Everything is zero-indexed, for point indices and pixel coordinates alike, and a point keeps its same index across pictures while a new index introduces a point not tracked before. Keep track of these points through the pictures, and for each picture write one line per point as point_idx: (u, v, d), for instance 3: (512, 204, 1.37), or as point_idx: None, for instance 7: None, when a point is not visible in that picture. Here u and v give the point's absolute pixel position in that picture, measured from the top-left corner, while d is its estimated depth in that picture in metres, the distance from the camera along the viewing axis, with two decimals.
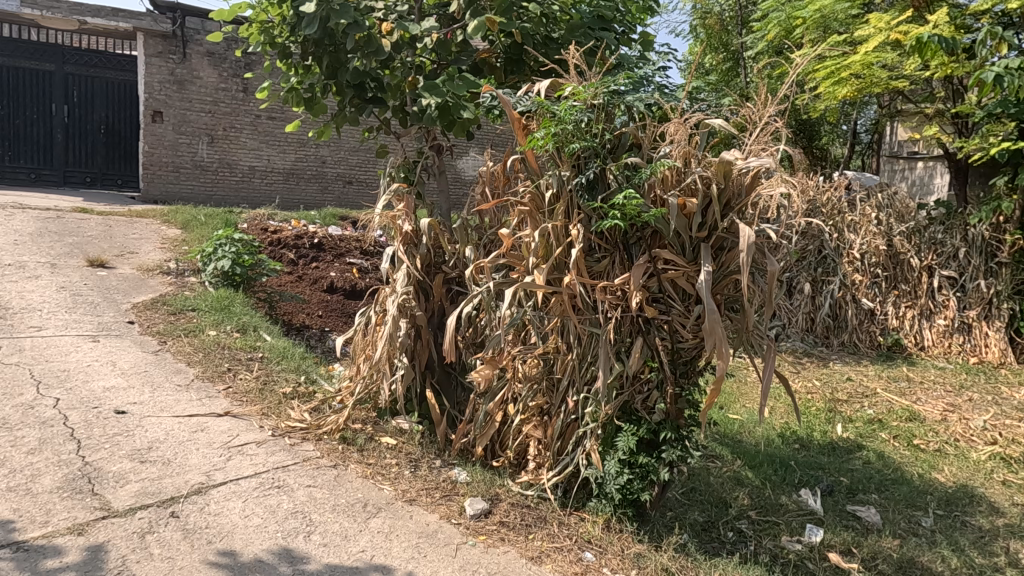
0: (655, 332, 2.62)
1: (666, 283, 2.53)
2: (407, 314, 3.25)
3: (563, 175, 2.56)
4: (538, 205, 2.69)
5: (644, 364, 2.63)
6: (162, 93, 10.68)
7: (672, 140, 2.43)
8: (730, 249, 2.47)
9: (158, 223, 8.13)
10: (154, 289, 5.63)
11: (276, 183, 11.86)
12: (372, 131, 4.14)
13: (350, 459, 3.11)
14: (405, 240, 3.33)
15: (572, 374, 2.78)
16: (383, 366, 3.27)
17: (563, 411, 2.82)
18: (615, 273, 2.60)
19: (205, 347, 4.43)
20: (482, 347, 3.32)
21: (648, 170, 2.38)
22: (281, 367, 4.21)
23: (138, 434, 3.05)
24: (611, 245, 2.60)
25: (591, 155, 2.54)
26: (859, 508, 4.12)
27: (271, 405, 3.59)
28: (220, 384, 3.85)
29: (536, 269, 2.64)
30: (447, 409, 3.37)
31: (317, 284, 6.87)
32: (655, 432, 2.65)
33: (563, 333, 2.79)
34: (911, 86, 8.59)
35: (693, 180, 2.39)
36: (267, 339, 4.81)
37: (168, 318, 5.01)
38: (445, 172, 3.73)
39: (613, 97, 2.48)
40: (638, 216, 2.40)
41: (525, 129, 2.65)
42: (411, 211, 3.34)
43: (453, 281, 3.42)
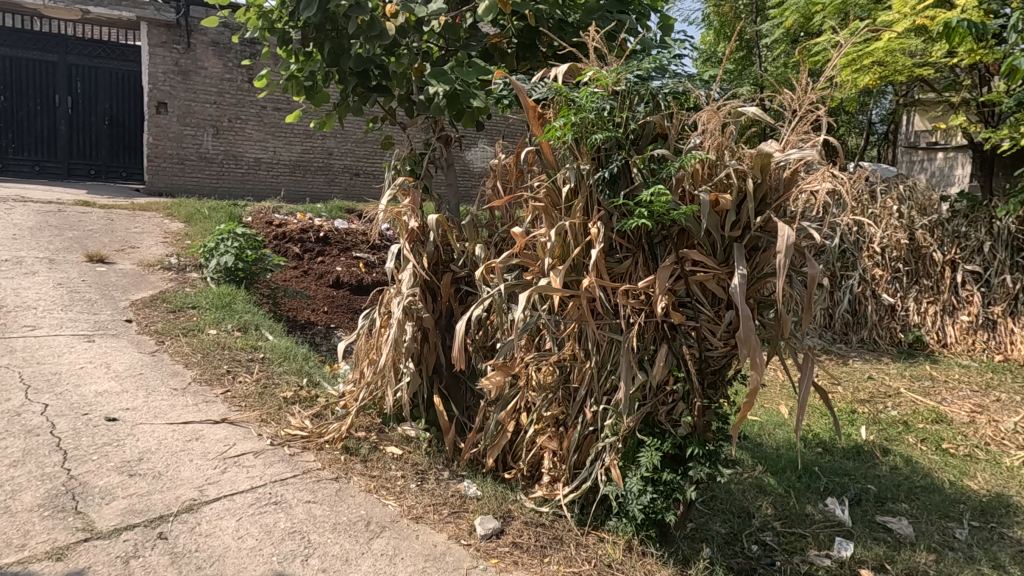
0: (682, 338, 2.41)
1: (695, 286, 2.32)
2: (413, 317, 3.07)
3: (582, 168, 2.35)
4: (553, 201, 2.48)
5: (669, 374, 2.43)
6: (166, 83, 10.51)
7: (704, 130, 2.21)
8: (766, 249, 2.25)
9: (161, 216, 7.98)
10: (154, 286, 5.47)
11: (282, 175, 11.69)
12: (376, 123, 3.91)
13: (352, 470, 2.93)
14: (411, 237, 3.15)
15: (591, 384, 2.58)
16: (388, 372, 3.08)
17: (581, 423, 2.63)
18: (638, 276, 2.39)
19: (204, 347, 4.26)
20: (493, 351, 3.12)
21: (676, 162, 2.16)
22: (283, 369, 4.04)
23: (129, 444, 2.88)
24: (635, 245, 2.40)
25: (614, 147, 2.33)
26: (890, 518, 3.90)
27: (270, 410, 3.41)
28: (219, 387, 3.68)
29: (553, 271, 2.44)
30: (456, 416, 3.18)
31: (323, 279, 6.71)
32: (681, 448, 2.45)
33: (580, 340, 2.59)
34: (936, 73, 8.28)
35: (727, 174, 2.17)
36: (269, 338, 4.64)
37: (168, 315, 4.84)
38: (453, 167, 3.51)
39: (637, 84, 2.26)
40: (665, 213, 2.18)
41: (541, 118, 2.43)
42: (416, 207, 3.15)
43: (462, 281, 3.22)
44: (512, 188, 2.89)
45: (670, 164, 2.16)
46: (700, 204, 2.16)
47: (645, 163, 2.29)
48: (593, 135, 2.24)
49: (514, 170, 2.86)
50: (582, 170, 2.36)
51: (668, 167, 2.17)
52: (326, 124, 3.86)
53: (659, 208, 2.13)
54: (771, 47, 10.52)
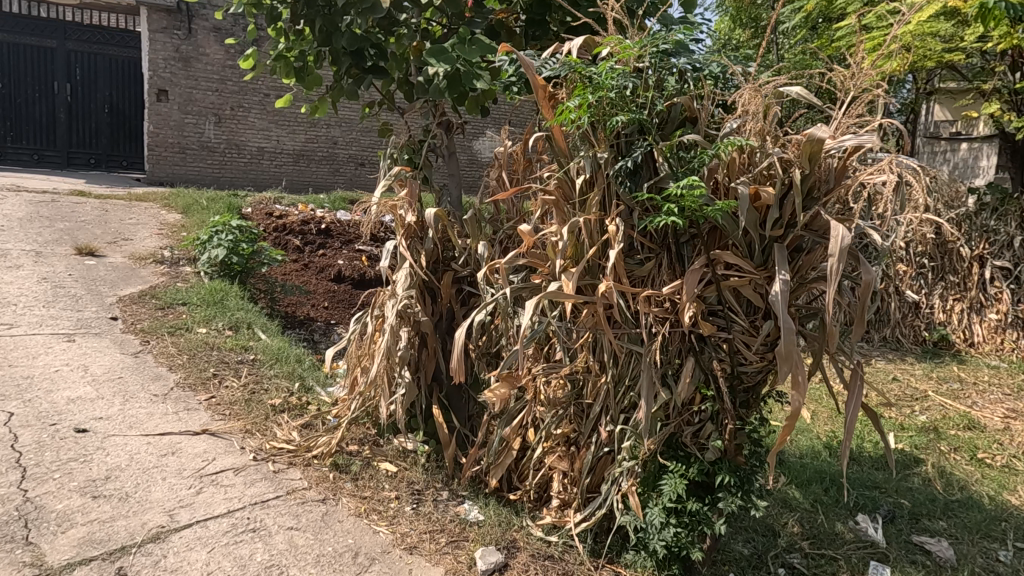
0: (711, 351, 2.12)
1: (728, 292, 2.02)
2: (409, 321, 2.79)
3: (600, 157, 2.06)
4: (566, 194, 2.19)
5: (696, 392, 2.15)
6: (166, 70, 10.23)
7: (742, 112, 1.89)
8: (810, 250, 1.96)
9: (158, 207, 7.72)
10: (145, 281, 5.22)
11: (285, 165, 11.43)
12: (373, 108, 3.62)
13: (342, 490, 2.66)
14: (408, 233, 2.86)
15: (607, 401, 2.30)
16: (382, 382, 2.80)
17: (594, 443, 2.35)
18: (662, 281, 2.10)
19: (191, 348, 3.99)
20: (497, 359, 2.84)
21: (711, 150, 1.85)
22: (274, 372, 3.77)
23: (96, 460, 2.62)
24: (658, 245, 2.10)
25: (635, 132, 2.02)
26: (927, 539, 3.60)
27: (256, 420, 3.14)
28: (203, 393, 3.42)
29: (565, 274, 2.15)
30: (457, 428, 2.90)
31: (323, 273, 6.45)
32: (708, 474, 2.17)
33: (595, 350, 2.31)
34: (966, 59, 7.88)
35: (770, 164, 1.85)
36: (262, 338, 4.38)
37: (155, 313, 4.59)
38: (455, 155, 3.20)
39: (662, 60, 1.97)
40: (698, 209, 1.87)
41: (552, 99, 2.12)
42: (414, 199, 2.86)
43: (464, 281, 2.93)
44: (519, 180, 2.60)
45: (704, 152, 1.85)
46: (738, 200, 1.85)
47: (673, 151, 1.99)
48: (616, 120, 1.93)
49: (523, 158, 2.57)
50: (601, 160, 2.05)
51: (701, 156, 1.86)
52: (320, 110, 3.57)
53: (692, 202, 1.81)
54: (790, 33, 10.13)
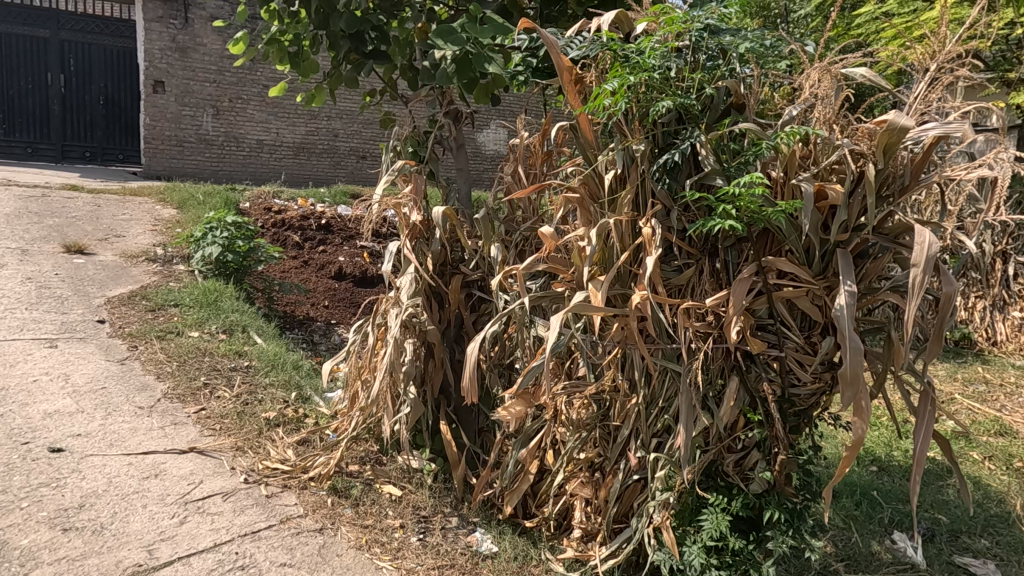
0: (760, 371, 1.87)
1: (781, 305, 1.77)
2: (414, 331, 2.53)
3: (634, 151, 1.80)
4: (592, 191, 1.93)
5: (741, 416, 1.90)
6: (163, 61, 9.95)
7: (805, 97, 1.62)
8: (878, 257, 1.69)
9: (153, 202, 7.47)
10: (135, 280, 4.97)
11: (285, 158, 11.17)
12: (374, 98, 3.35)
13: (341, 518, 2.41)
14: (413, 234, 2.60)
15: (637, 424, 2.04)
16: (384, 399, 2.54)
17: (622, 471, 2.09)
18: (704, 291, 1.84)
19: (182, 354, 3.75)
20: (511, 371, 2.60)
21: (771, 141, 1.58)
22: (269, 381, 3.52)
23: (70, 485, 2.38)
24: (699, 251, 1.84)
25: (674, 119, 1.77)
26: (971, 561, 3.34)
27: (249, 436, 2.89)
28: (192, 406, 3.17)
29: (592, 282, 1.88)
30: (466, 447, 2.65)
31: (324, 270, 6.21)
32: (753, 509, 1.92)
33: (624, 368, 2.05)
34: (989, 48, 7.58)
35: (840, 157, 1.58)
36: (257, 343, 4.13)
37: (145, 315, 4.34)
38: (464, 147, 2.95)
39: (704, 37, 1.73)
40: (756, 211, 1.60)
41: (578, 83, 1.86)
42: (419, 197, 2.60)
43: (473, 285, 2.68)
44: (537, 175, 2.34)
45: (762, 146, 1.59)
46: (802, 200, 1.59)
47: (720, 145, 1.72)
48: (658, 107, 1.66)
49: (541, 150, 2.31)
50: (637, 153, 1.79)
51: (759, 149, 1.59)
52: (317, 100, 3.29)
53: (752, 205, 1.54)
54: None
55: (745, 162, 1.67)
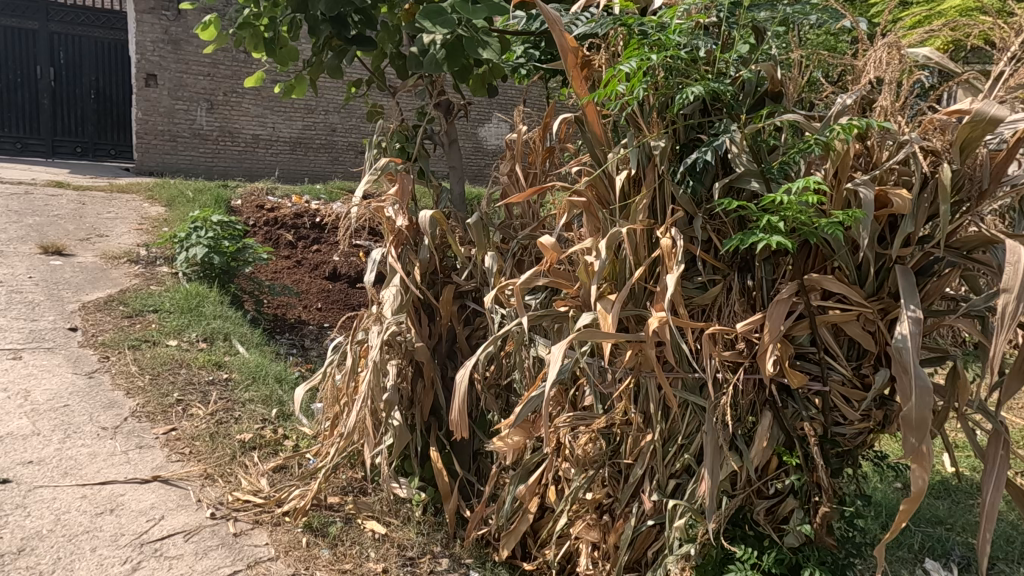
0: (798, 408, 1.59)
1: (825, 330, 1.50)
2: (399, 351, 2.29)
3: (651, 148, 1.52)
4: (601, 193, 1.66)
5: (775, 457, 1.63)
6: (155, 53, 9.67)
7: (861, 85, 1.33)
8: (945, 275, 1.42)
9: (141, 199, 7.21)
10: (115, 283, 4.71)
11: (282, 154, 10.91)
12: (360, 89, 3.06)
13: (316, 562, 2.14)
14: (399, 240, 2.33)
15: (651, 462, 1.77)
16: (364, 427, 2.27)
17: (635, 515, 1.81)
18: (733, 311, 1.56)
19: (156, 365, 3.48)
20: (510, 393, 2.35)
21: (823, 136, 1.29)
22: (248, 397, 3.24)
23: (11, 525, 2.12)
24: (727, 265, 1.57)
25: (698, 110, 1.51)
26: None
27: (220, 462, 2.63)
28: (161, 425, 2.91)
29: (601, 302, 1.61)
30: (460, 477, 2.38)
31: (317, 270, 5.94)
32: (790, 566, 1.64)
33: (637, 399, 1.77)
34: None
35: (908, 157, 1.29)
36: (240, 352, 3.87)
37: (121, 322, 4.07)
38: (457, 143, 2.63)
39: (735, 12, 1.51)
40: (803, 222, 1.32)
41: (586, 68, 1.57)
42: (406, 198, 2.32)
43: (467, 296, 2.40)
44: (537, 174, 2.06)
45: (812, 141, 1.30)
46: (862, 208, 1.30)
47: (757, 141, 1.45)
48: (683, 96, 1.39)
49: (542, 146, 2.03)
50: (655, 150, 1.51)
51: (807, 146, 1.31)
52: (297, 91, 2.99)
53: (802, 216, 1.26)
54: None
55: (789, 161, 1.40)
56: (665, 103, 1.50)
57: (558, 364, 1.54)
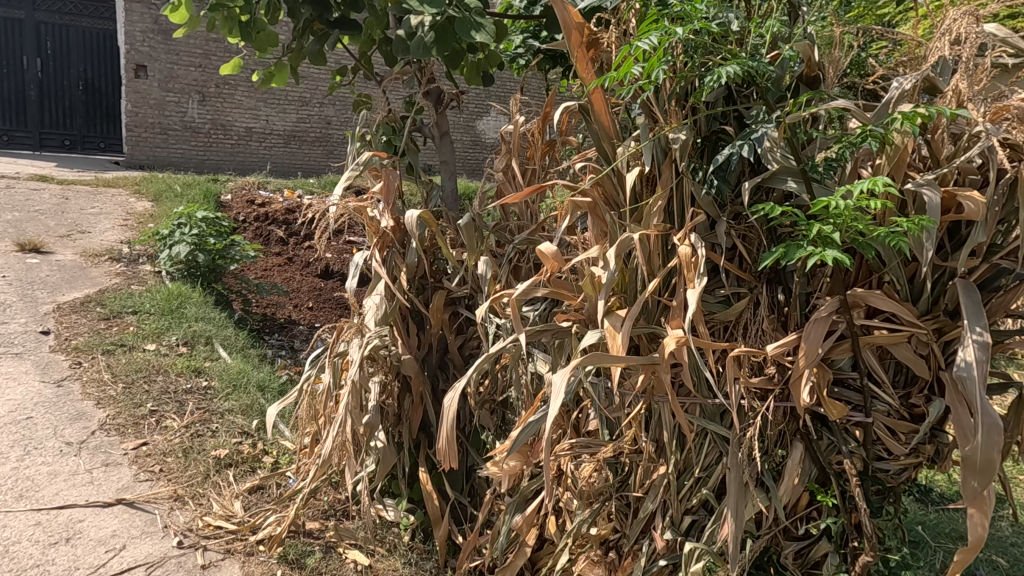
0: (836, 441, 1.38)
1: (869, 352, 1.29)
2: (383, 365, 2.07)
3: (671, 142, 1.31)
4: (610, 193, 1.46)
5: (807, 496, 1.42)
6: (145, 44, 9.41)
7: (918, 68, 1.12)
8: (1013, 290, 1.22)
9: (128, 194, 6.98)
10: (94, 283, 4.50)
11: (276, 147, 10.67)
12: (345, 78, 2.84)
13: None
14: (383, 243, 2.11)
15: (664, 496, 1.56)
16: (344, 450, 2.05)
17: (646, 554, 1.60)
18: (761, 330, 1.35)
19: (130, 372, 3.27)
20: (506, 409, 2.15)
21: (880, 128, 1.08)
22: (228, 407, 3.04)
23: None
24: (755, 277, 1.37)
25: (723, 98, 1.30)
26: None
27: (192, 482, 2.43)
28: (131, 440, 2.71)
29: (610, 318, 1.40)
30: (451, 500, 2.17)
31: (309, 267, 5.73)
32: None
33: (648, 425, 1.56)
34: None
35: (983, 151, 1.09)
36: (223, 357, 3.66)
37: (96, 325, 3.86)
38: (449, 136, 2.39)
39: None
40: (856, 230, 1.10)
41: (592, 49, 1.37)
42: (391, 195, 2.10)
43: (460, 303, 2.20)
44: (536, 171, 1.85)
45: (866, 133, 1.08)
46: (931, 213, 1.08)
47: (798, 132, 1.23)
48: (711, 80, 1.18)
49: (541, 140, 1.82)
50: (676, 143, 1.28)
51: (862, 139, 1.09)
52: (277, 80, 2.75)
53: (857, 224, 1.06)
54: None
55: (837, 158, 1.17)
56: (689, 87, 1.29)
57: (561, 391, 1.32)
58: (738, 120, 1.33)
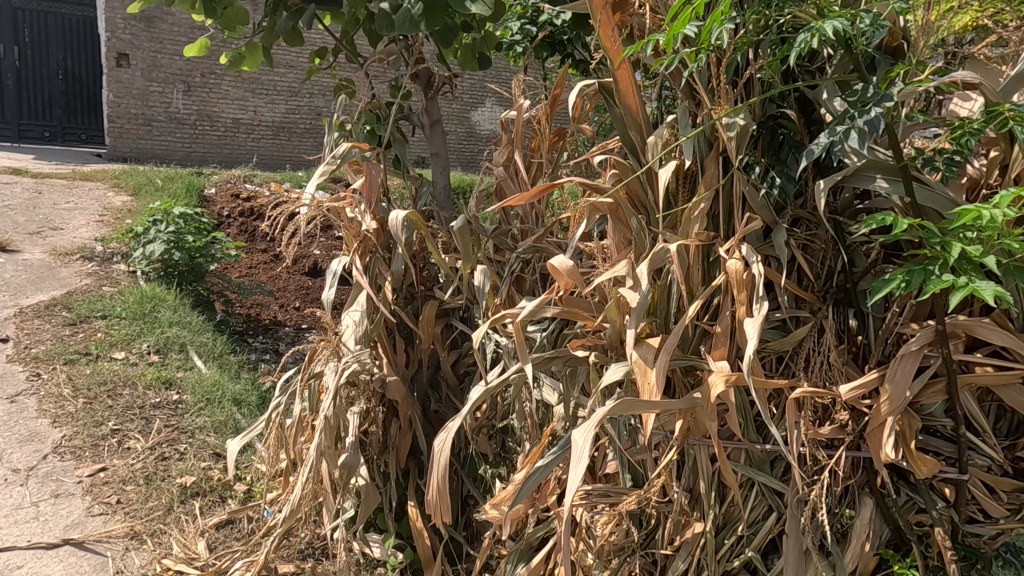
0: (918, 501, 1.12)
1: (967, 394, 1.03)
2: (365, 391, 1.78)
3: (724, 129, 1.04)
4: (636, 193, 1.19)
5: (880, 565, 1.15)
6: (127, 31, 9.07)
7: None
8: None
9: (106, 188, 6.67)
10: (62, 284, 4.21)
11: (265, 139, 10.34)
12: (324, 61, 2.54)
13: None
14: (365, 249, 1.84)
15: (699, 556, 1.28)
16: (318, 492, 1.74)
17: None
18: (828, 363, 1.09)
19: (93, 385, 2.98)
20: (508, 434, 1.90)
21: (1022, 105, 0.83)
22: (199, 424, 2.76)
23: None
24: (818, 297, 1.11)
25: (780, 75, 1.05)
26: None
27: (152, 517, 2.15)
28: (88, 465, 2.43)
29: (641, 345, 1.13)
30: (444, 538, 1.91)
31: (297, 265, 5.45)
32: None
33: (680, 471, 1.30)
34: None
35: None
36: (197, 365, 3.38)
37: (61, 331, 3.57)
38: (441, 125, 2.10)
39: None
40: (996, 242, 0.85)
41: (619, 12, 1.13)
42: (374, 193, 1.82)
43: (454, 314, 1.93)
44: (542, 165, 1.58)
45: (1000, 114, 0.83)
46: None
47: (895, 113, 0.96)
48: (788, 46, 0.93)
49: (549, 129, 1.55)
50: (733, 131, 1.02)
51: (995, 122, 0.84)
52: (248, 62, 2.46)
53: (1009, 239, 0.82)
54: None
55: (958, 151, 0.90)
56: (751, 56, 1.04)
57: (585, 449, 1.06)
58: (797, 101, 1.07)
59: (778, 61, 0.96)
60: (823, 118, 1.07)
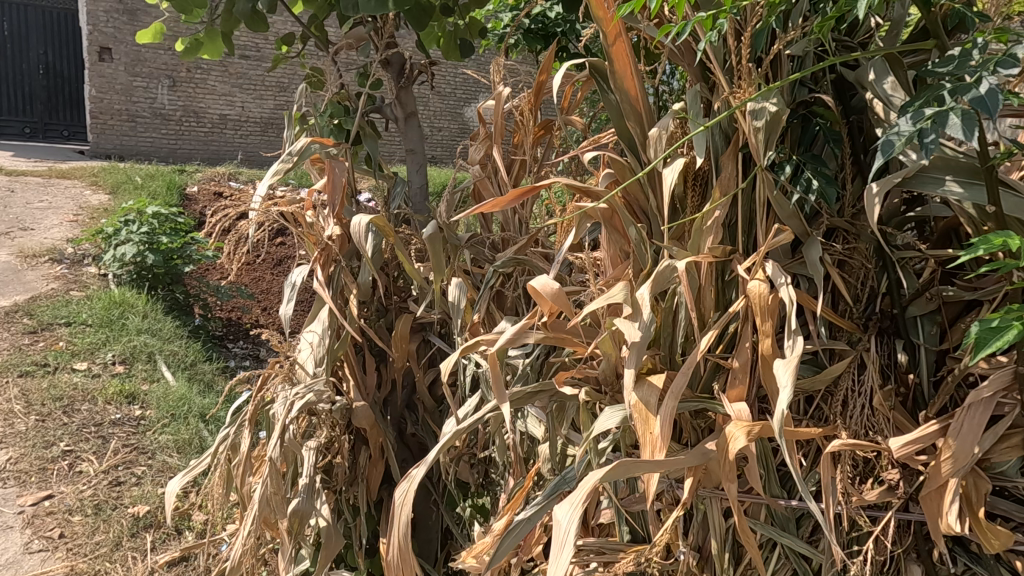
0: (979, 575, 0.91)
1: None
2: (326, 420, 1.57)
3: (747, 117, 0.83)
4: (635, 197, 0.98)
5: None
6: (109, 24, 8.79)
7: None
8: None
9: (83, 186, 6.43)
10: (27, 288, 3.98)
11: (253, 135, 10.07)
12: (292, 48, 2.31)
13: None
14: (327, 258, 1.60)
15: None
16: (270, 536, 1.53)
17: None
18: (870, 408, 0.88)
19: (48, 401, 2.76)
20: (489, 463, 1.69)
21: None
22: (162, 443, 2.55)
23: None
24: (859, 325, 0.90)
25: (814, 51, 0.85)
26: None
27: (97, 554, 1.95)
28: (31, 494, 2.21)
29: (642, 383, 0.92)
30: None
31: (280, 265, 5.23)
32: None
33: (687, 526, 1.09)
34: None
35: None
36: (165, 376, 3.16)
37: (20, 340, 3.35)
38: (417, 117, 1.87)
39: None
40: None
41: None
42: (337, 192, 1.57)
43: (429, 330, 1.72)
44: (525, 162, 1.37)
45: None
46: None
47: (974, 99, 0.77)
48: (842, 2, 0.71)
49: (534, 122, 1.33)
50: (761, 120, 0.81)
51: None
52: (207, 50, 2.24)
53: None
54: None
55: None
56: (782, 24, 0.83)
57: (572, 523, 0.86)
58: (834, 84, 0.87)
59: (828, 24, 0.74)
60: (865, 105, 0.87)
